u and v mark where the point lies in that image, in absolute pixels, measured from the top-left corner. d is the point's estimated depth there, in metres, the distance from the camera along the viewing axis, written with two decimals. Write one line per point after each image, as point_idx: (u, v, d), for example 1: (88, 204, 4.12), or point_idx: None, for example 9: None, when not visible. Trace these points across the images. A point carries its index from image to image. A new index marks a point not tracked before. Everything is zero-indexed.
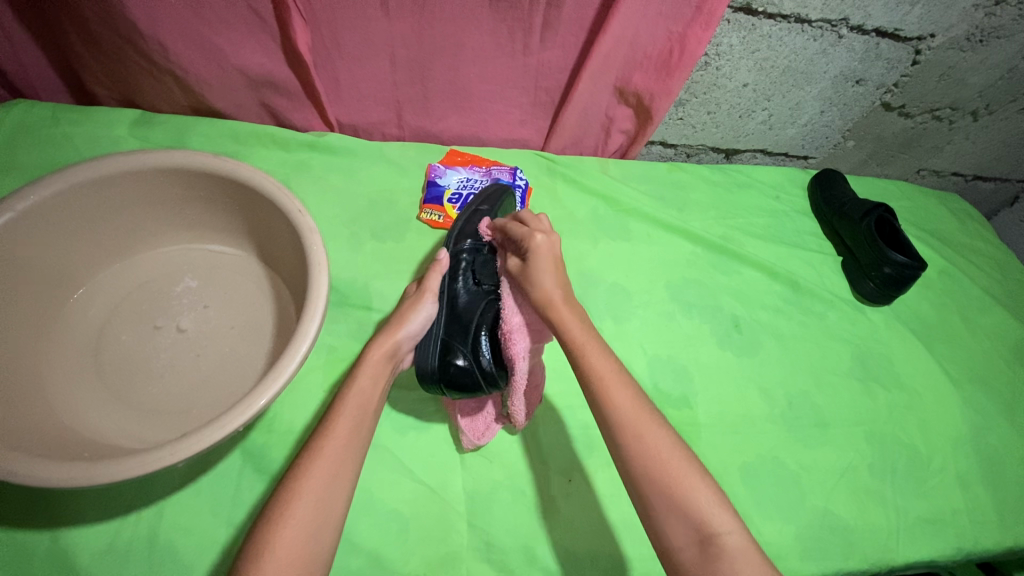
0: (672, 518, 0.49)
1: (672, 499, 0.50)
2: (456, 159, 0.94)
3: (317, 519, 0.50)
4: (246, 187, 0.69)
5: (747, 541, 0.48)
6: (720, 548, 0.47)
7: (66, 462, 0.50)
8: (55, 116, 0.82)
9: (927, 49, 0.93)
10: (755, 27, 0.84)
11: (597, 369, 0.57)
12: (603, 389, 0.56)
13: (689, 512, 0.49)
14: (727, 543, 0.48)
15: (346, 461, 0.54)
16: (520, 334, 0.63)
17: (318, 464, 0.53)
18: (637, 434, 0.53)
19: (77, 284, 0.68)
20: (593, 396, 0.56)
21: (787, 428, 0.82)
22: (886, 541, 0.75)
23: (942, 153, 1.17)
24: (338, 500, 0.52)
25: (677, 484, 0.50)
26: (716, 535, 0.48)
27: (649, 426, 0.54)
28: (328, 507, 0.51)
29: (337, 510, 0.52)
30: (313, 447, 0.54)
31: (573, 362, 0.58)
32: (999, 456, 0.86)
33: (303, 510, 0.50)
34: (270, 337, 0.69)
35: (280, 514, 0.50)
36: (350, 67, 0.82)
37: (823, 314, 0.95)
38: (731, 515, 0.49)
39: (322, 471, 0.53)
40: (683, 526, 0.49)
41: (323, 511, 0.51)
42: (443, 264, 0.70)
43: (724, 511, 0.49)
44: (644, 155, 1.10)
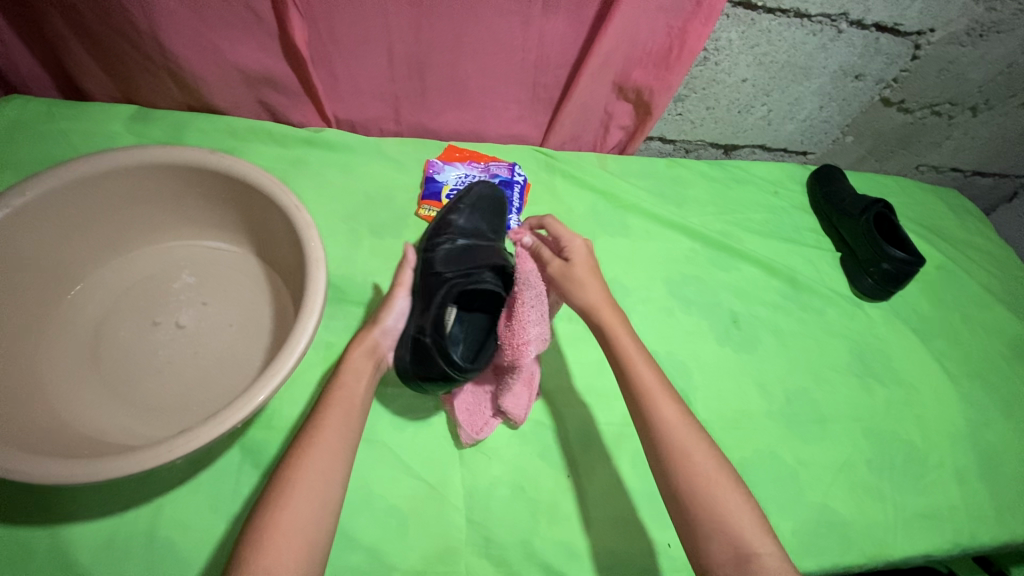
0: (712, 533, 0.54)
1: (712, 514, 0.54)
2: (454, 155, 0.94)
3: (311, 515, 0.52)
4: (244, 183, 0.69)
5: (780, 558, 0.53)
6: (758, 566, 0.51)
7: (66, 459, 0.50)
8: (50, 111, 0.81)
9: (927, 43, 0.93)
10: (754, 22, 0.84)
11: (644, 383, 0.61)
12: (648, 403, 0.61)
13: (726, 528, 0.54)
14: (765, 562, 0.52)
15: (339, 462, 0.56)
16: (537, 345, 0.63)
17: (314, 465, 0.54)
18: (679, 449, 0.58)
19: (75, 281, 0.68)
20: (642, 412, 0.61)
21: (785, 424, 0.82)
22: (884, 536, 0.76)
23: (941, 149, 1.17)
24: (332, 502, 0.54)
25: (715, 500, 0.55)
26: (754, 554, 0.52)
27: (695, 447, 0.58)
28: (321, 507, 0.53)
29: (329, 510, 0.53)
30: (308, 448, 0.55)
31: (621, 375, 0.63)
32: (997, 451, 0.87)
33: (299, 509, 0.52)
34: (268, 334, 0.69)
35: (277, 513, 0.51)
36: (348, 62, 0.82)
37: (822, 310, 0.95)
38: (766, 532, 0.54)
39: (318, 471, 0.54)
40: (722, 541, 0.53)
41: (317, 511, 0.52)
42: (409, 261, 0.70)
43: (762, 532, 0.54)
44: (643, 151, 1.10)
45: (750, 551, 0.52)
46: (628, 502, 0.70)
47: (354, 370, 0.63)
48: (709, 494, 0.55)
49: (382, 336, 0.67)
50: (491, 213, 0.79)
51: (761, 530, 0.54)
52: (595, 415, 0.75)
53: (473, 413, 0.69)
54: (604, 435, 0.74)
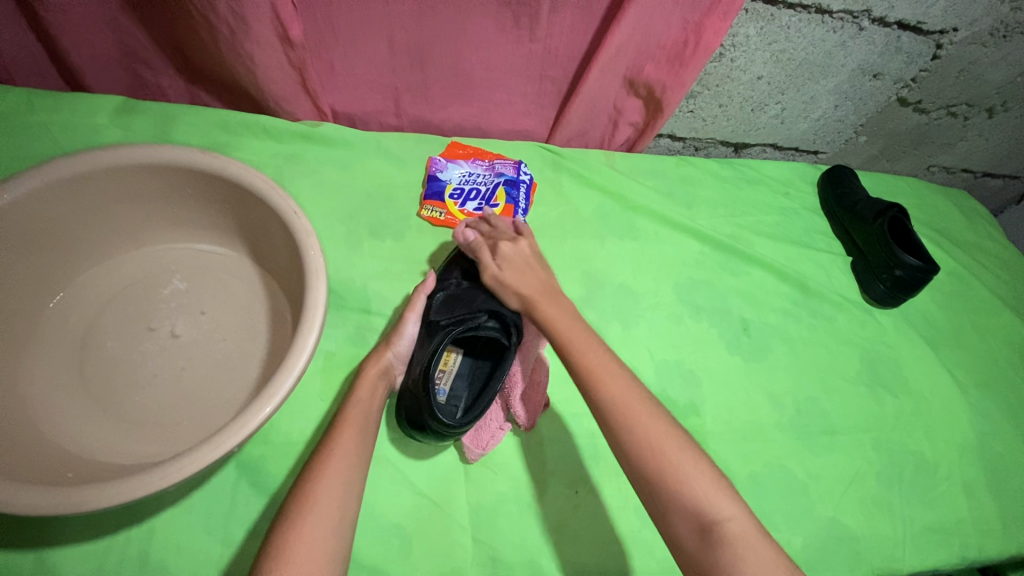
0: (672, 504, 0.50)
1: (669, 482, 0.51)
2: (457, 152, 0.90)
3: (326, 537, 0.49)
4: (238, 184, 0.65)
5: (748, 526, 0.49)
6: (720, 534, 0.48)
7: (51, 487, 0.47)
8: (28, 102, 0.76)
9: (949, 43, 0.90)
10: (774, 18, 0.80)
11: (587, 361, 0.57)
12: (594, 382, 0.55)
13: (684, 500, 0.50)
14: (727, 530, 0.48)
15: (353, 482, 0.54)
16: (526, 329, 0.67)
17: (327, 485, 0.52)
18: (635, 425, 0.53)
19: (57, 288, 0.64)
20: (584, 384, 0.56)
21: (795, 435, 0.80)
22: (893, 550, 0.75)
23: (954, 149, 1.15)
24: (346, 525, 0.52)
25: (671, 467, 0.51)
26: (716, 521, 0.49)
27: (641, 413, 0.54)
28: (336, 530, 0.50)
29: (345, 534, 0.51)
30: (321, 468, 0.53)
31: (563, 357, 0.58)
32: (1005, 462, 0.86)
33: (315, 533, 0.49)
34: (264, 344, 0.66)
35: (293, 537, 0.48)
36: (347, 52, 0.77)
37: (832, 316, 0.94)
38: (731, 497, 0.50)
39: (332, 491, 0.52)
40: (682, 514, 0.50)
41: (333, 535, 0.50)
42: (417, 303, 0.69)
43: (727, 499, 0.50)
44: (652, 148, 1.06)
45: (711, 521, 0.49)
46: (636, 518, 0.69)
47: (365, 393, 0.61)
48: (665, 462, 0.51)
49: (395, 361, 0.66)
50: None
51: (725, 497, 0.50)
52: None
53: (479, 429, 0.66)
54: (612, 448, 0.72)
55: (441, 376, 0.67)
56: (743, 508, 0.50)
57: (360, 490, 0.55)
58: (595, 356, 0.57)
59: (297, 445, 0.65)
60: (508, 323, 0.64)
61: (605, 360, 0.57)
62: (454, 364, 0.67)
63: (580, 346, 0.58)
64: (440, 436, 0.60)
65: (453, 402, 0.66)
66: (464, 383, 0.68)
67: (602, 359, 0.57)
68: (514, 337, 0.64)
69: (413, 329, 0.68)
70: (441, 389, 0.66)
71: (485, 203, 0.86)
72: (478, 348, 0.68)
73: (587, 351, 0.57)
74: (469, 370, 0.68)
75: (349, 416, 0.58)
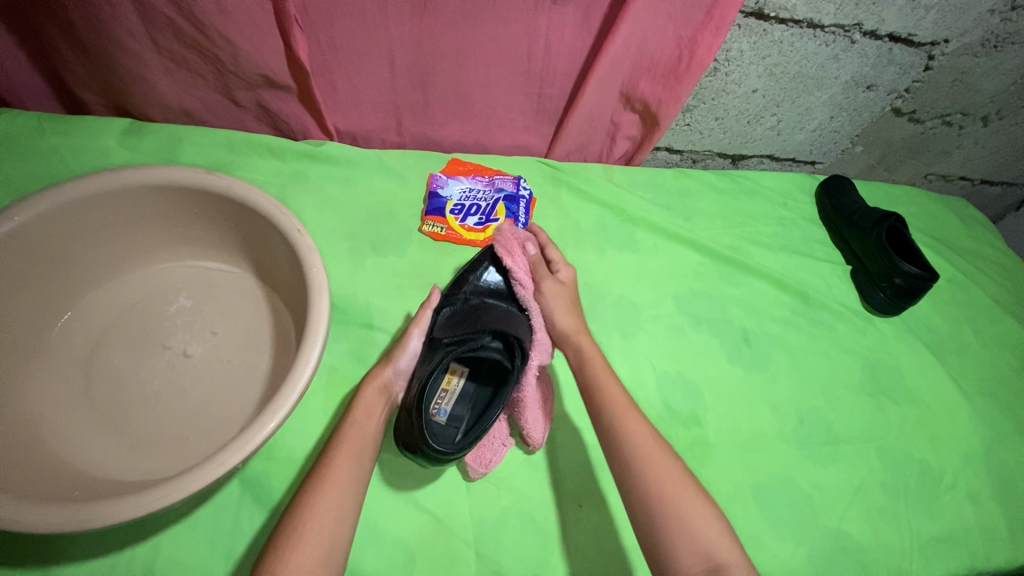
0: (680, 543, 0.53)
1: (667, 515, 0.55)
2: (458, 169, 0.92)
3: (318, 562, 0.50)
4: (243, 204, 0.66)
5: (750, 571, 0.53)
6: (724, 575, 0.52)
7: (58, 504, 0.48)
8: (40, 125, 0.78)
9: (940, 54, 0.91)
10: (766, 33, 0.82)
11: (615, 407, 0.63)
12: (620, 429, 0.61)
13: (693, 539, 0.54)
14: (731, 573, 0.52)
15: (345, 510, 0.54)
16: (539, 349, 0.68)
17: (321, 512, 0.53)
18: (645, 463, 0.58)
19: (64, 307, 0.65)
20: (609, 426, 0.62)
21: (798, 446, 0.80)
22: (899, 560, 0.74)
23: (950, 158, 1.16)
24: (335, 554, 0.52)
25: (672, 503, 0.56)
26: (719, 564, 0.52)
27: (661, 459, 0.59)
28: (328, 553, 0.51)
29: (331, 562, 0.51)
30: (317, 494, 0.54)
31: (589, 388, 0.66)
32: (1011, 472, 0.85)
33: (303, 563, 0.50)
34: (269, 362, 0.67)
35: (282, 565, 0.49)
36: (349, 72, 0.79)
37: (833, 326, 0.94)
38: (733, 545, 0.54)
39: (324, 521, 0.52)
40: (686, 553, 0.53)
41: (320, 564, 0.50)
42: (423, 319, 0.70)
43: (730, 544, 0.54)
44: (650, 161, 1.08)
45: (714, 562, 0.52)
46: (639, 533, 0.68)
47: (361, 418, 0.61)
48: (668, 499, 0.56)
49: (395, 377, 0.66)
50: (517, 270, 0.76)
51: (728, 543, 0.54)
52: None
53: (481, 447, 0.67)
54: None
55: (444, 396, 0.66)
56: (744, 556, 0.54)
57: (354, 517, 0.55)
58: (625, 408, 0.63)
59: (300, 461, 0.65)
60: (512, 345, 0.63)
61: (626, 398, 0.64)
62: (457, 385, 0.68)
63: (603, 376, 0.66)
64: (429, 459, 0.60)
65: (453, 423, 0.66)
66: (467, 405, 0.68)
67: (630, 409, 0.63)
68: (519, 360, 0.63)
69: (417, 345, 0.69)
70: (443, 409, 0.66)
71: (485, 218, 0.87)
72: (483, 369, 0.68)
73: (614, 399, 0.64)
74: (473, 392, 0.68)
75: (346, 439, 0.59)
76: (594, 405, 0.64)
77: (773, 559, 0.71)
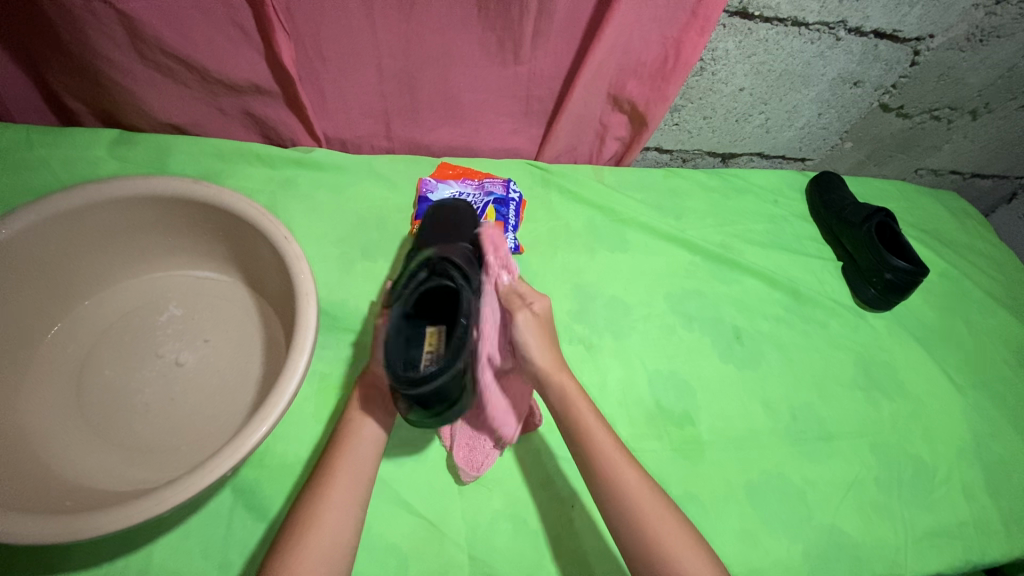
0: None
1: (654, 560, 0.53)
2: (447, 173, 0.92)
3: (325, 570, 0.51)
4: (230, 212, 0.66)
5: None
6: None
7: (49, 516, 0.48)
8: (29, 138, 0.79)
9: (926, 49, 0.91)
10: (751, 32, 0.82)
11: (603, 456, 0.58)
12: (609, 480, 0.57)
13: None
14: None
15: (353, 509, 0.55)
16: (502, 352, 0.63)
17: (326, 519, 0.53)
18: (630, 508, 0.56)
19: (54, 319, 0.65)
20: (599, 477, 0.58)
21: (791, 442, 0.80)
22: (894, 555, 0.74)
23: (940, 152, 1.16)
24: (346, 553, 0.53)
25: (659, 547, 0.54)
26: None
27: (657, 511, 0.56)
28: (333, 561, 0.51)
29: (343, 562, 0.52)
30: (319, 501, 0.54)
31: (568, 431, 0.60)
32: (1004, 464, 0.85)
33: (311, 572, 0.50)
34: (260, 368, 0.67)
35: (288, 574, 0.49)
36: (336, 79, 0.79)
37: (825, 322, 0.94)
38: None
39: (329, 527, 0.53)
40: None
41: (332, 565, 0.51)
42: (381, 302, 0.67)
43: None
44: (640, 161, 1.08)
45: None
46: None
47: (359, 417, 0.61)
48: (654, 543, 0.54)
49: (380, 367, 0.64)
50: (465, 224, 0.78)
51: None
52: None
53: (473, 449, 0.67)
54: None
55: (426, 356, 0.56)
56: None
57: (360, 522, 0.55)
58: (613, 459, 0.58)
59: (293, 467, 0.65)
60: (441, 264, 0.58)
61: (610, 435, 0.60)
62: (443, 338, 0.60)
63: (586, 414, 0.60)
64: (435, 410, 0.51)
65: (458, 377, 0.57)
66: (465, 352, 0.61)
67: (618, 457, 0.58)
68: (453, 270, 0.57)
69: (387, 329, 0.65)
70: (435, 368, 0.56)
71: None
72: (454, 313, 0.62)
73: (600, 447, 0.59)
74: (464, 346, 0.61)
75: (346, 440, 0.59)
76: (580, 454, 0.59)
77: (768, 556, 0.71)
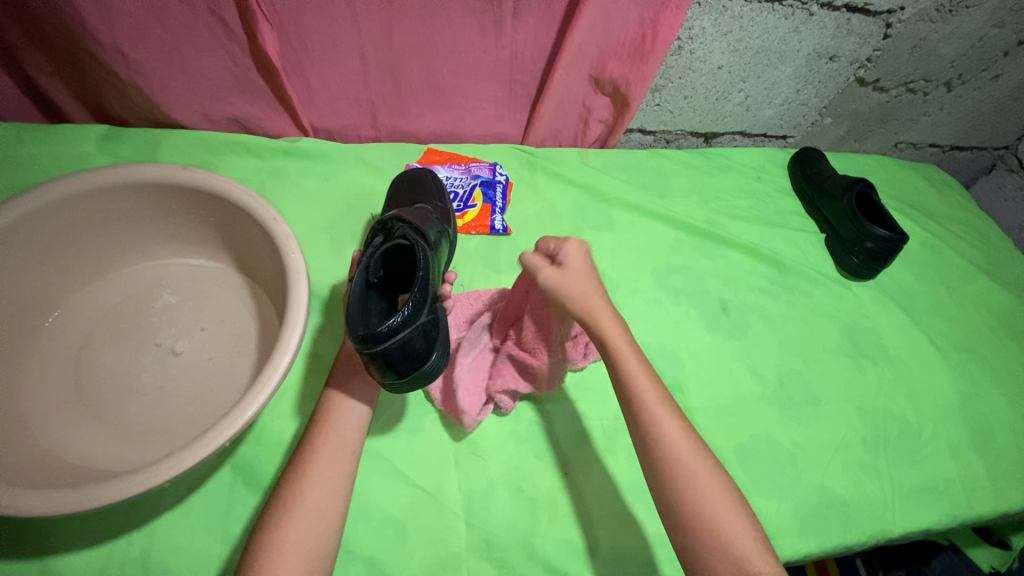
0: (710, 545, 0.52)
1: (702, 528, 0.53)
2: (434, 159, 0.94)
3: (313, 535, 0.52)
4: (220, 197, 0.68)
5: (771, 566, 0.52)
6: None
7: (52, 490, 0.49)
8: (18, 136, 0.80)
9: (897, 22, 0.93)
10: (726, 9, 0.84)
11: (645, 402, 0.57)
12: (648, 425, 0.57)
13: (727, 543, 0.52)
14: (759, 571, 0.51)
15: (341, 483, 0.56)
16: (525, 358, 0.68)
17: (315, 487, 0.55)
18: (669, 458, 0.56)
19: (51, 307, 0.66)
20: (640, 422, 0.57)
21: (780, 408, 0.82)
22: (883, 512, 0.76)
23: (918, 125, 1.19)
24: (333, 526, 0.54)
25: (701, 503, 0.54)
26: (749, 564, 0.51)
27: (694, 459, 0.56)
28: (321, 527, 0.53)
29: (329, 535, 0.54)
30: (309, 471, 0.56)
31: (620, 390, 0.59)
32: (989, 422, 0.88)
33: (299, 536, 0.52)
34: (254, 349, 0.68)
35: (276, 537, 0.51)
36: (321, 69, 0.81)
37: (809, 292, 0.96)
38: (763, 547, 0.52)
39: (319, 495, 0.54)
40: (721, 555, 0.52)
41: (319, 538, 0.53)
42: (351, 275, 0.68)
43: (760, 546, 0.52)
44: (624, 143, 1.10)
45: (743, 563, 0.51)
46: (627, 495, 0.69)
47: (338, 395, 0.62)
48: (699, 506, 0.54)
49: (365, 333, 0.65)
50: (424, 190, 0.79)
51: (758, 545, 0.52)
52: (590, 412, 0.74)
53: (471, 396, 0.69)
54: (599, 429, 0.73)
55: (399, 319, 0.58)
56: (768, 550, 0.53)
57: (348, 491, 0.57)
58: (654, 404, 0.57)
59: (290, 444, 0.67)
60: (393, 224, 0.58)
61: (659, 395, 0.58)
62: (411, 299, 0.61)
63: (631, 367, 0.58)
64: (396, 363, 0.52)
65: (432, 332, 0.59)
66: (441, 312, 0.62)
67: (660, 402, 0.58)
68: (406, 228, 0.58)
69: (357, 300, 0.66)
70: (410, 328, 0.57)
71: (463, 205, 0.89)
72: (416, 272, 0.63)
73: (644, 390, 0.58)
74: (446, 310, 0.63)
75: (330, 414, 0.60)
76: (622, 397, 0.59)
77: (760, 516, 0.72)
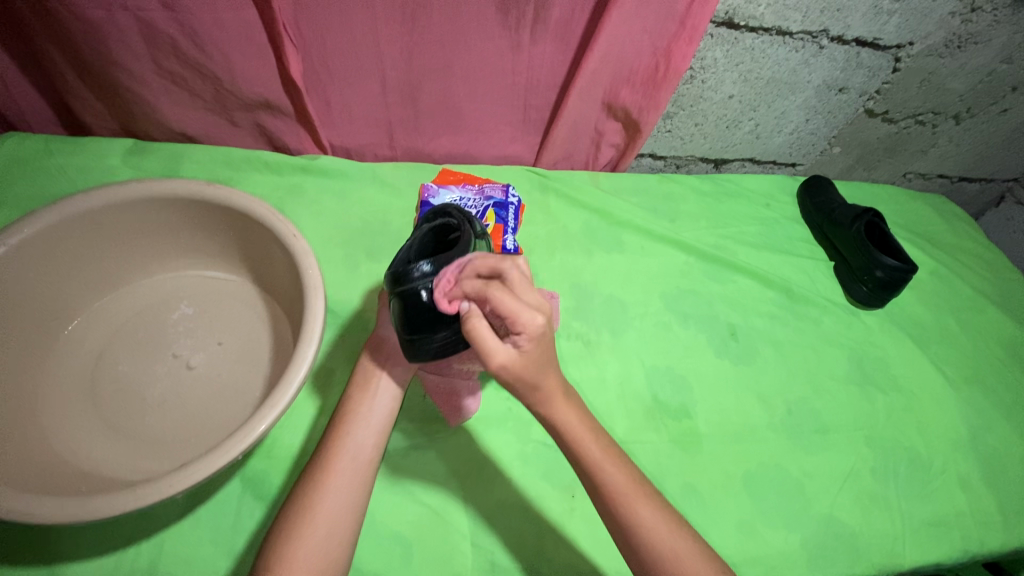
0: None
1: None
2: (448, 179, 0.95)
3: (325, 551, 0.52)
4: (242, 213, 0.69)
5: None
6: None
7: (65, 498, 0.49)
8: (47, 147, 0.82)
9: (906, 56, 0.95)
10: (738, 40, 0.86)
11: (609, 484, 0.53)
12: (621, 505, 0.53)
13: None
14: None
15: (356, 493, 0.56)
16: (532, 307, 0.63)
17: (328, 502, 0.55)
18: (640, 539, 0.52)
19: (71, 316, 0.68)
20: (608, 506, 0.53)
21: (788, 436, 0.82)
22: (891, 545, 0.75)
23: (927, 156, 1.20)
24: (348, 534, 0.54)
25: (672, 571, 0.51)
26: None
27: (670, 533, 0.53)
28: (332, 543, 0.53)
29: (343, 546, 0.54)
30: (323, 486, 0.56)
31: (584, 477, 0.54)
32: (999, 456, 0.87)
33: (311, 551, 0.52)
34: (267, 363, 0.69)
35: (287, 551, 0.51)
36: (342, 90, 0.83)
37: (818, 319, 0.96)
38: None
39: (331, 510, 0.54)
40: None
41: (332, 547, 0.53)
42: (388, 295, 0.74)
43: None
44: (635, 167, 1.11)
45: None
46: None
47: (363, 407, 0.63)
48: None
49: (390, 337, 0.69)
50: None
51: None
52: None
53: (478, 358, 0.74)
54: None
55: None
56: None
57: (361, 508, 0.57)
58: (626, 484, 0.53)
59: (300, 457, 0.67)
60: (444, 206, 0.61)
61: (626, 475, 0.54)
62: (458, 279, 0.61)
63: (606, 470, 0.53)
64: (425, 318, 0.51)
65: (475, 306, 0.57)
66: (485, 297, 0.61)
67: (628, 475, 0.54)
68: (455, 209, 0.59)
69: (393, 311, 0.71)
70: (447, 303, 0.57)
71: None
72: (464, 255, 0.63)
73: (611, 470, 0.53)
74: None
75: (349, 424, 0.61)
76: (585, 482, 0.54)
77: (766, 545, 0.72)
